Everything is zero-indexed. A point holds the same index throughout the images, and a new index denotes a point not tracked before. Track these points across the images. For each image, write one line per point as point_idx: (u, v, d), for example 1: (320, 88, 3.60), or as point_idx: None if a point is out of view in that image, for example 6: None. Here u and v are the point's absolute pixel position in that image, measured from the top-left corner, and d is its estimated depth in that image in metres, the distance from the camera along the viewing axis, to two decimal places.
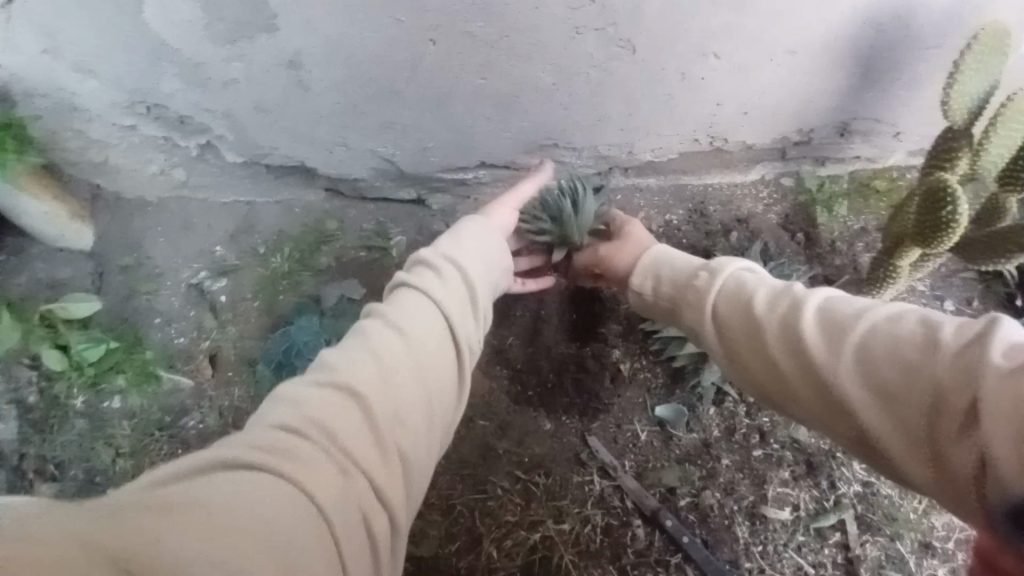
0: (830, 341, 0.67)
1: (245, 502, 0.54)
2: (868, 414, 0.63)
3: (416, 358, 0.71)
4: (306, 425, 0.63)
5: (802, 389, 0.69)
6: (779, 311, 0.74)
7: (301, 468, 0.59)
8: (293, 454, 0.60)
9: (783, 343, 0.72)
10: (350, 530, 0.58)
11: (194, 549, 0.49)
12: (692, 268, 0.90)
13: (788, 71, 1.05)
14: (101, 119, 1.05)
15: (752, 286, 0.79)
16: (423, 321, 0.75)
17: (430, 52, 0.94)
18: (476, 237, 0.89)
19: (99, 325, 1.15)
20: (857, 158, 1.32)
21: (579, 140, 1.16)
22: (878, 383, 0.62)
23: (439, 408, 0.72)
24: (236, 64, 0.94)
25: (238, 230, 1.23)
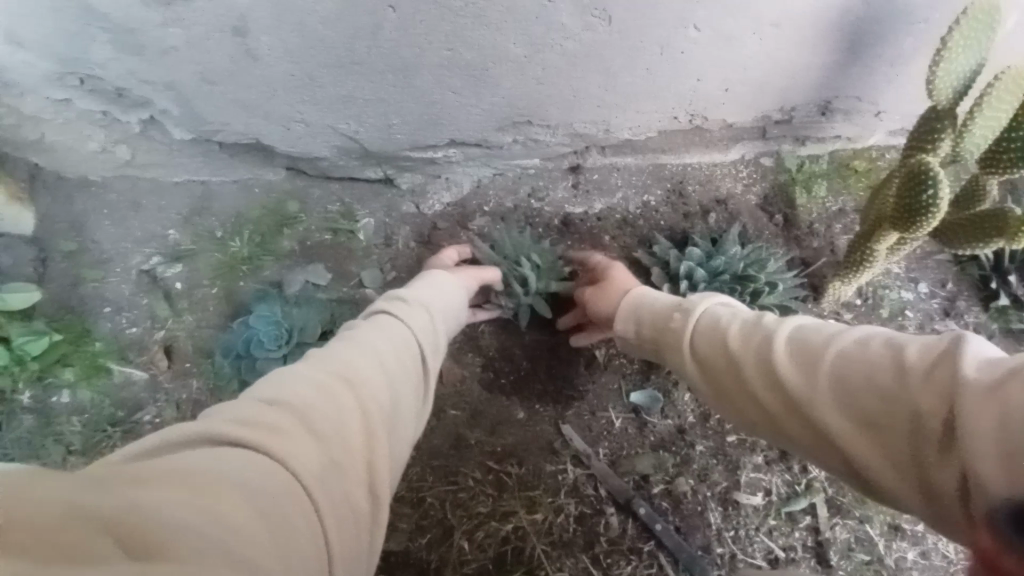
0: (805, 371, 0.66)
1: (225, 470, 0.48)
2: (852, 442, 0.61)
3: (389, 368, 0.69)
4: (288, 399, 0.58)
5: (789, 423, 0.68)
6: (755, 342, 0.73)
7: (285, 444, 0.53)
8: (276, 431, 0.54)
9: (764, 376, 0.70)
10: (334, 508, 0.52)
11: (179, 516, 0.43)
12: (670, 307, 0.90)
13: (772, 45, 1.01)
14: (31, 94, 0.97)
15: (727, 320, 0.79)
16: (395, 340, 0.74)
17: (391, 19, 0.87)
18: (438, 291, 0.91)
19: (43, 315, 1.08)
20: (838, 137, 1.29)
21: (554, 116, 1.11)
22: (858, 411, 0.60)
23: (409, 420, 0.68)
24: (174, 30, 0.85)
25: (192, 212, 1.16)
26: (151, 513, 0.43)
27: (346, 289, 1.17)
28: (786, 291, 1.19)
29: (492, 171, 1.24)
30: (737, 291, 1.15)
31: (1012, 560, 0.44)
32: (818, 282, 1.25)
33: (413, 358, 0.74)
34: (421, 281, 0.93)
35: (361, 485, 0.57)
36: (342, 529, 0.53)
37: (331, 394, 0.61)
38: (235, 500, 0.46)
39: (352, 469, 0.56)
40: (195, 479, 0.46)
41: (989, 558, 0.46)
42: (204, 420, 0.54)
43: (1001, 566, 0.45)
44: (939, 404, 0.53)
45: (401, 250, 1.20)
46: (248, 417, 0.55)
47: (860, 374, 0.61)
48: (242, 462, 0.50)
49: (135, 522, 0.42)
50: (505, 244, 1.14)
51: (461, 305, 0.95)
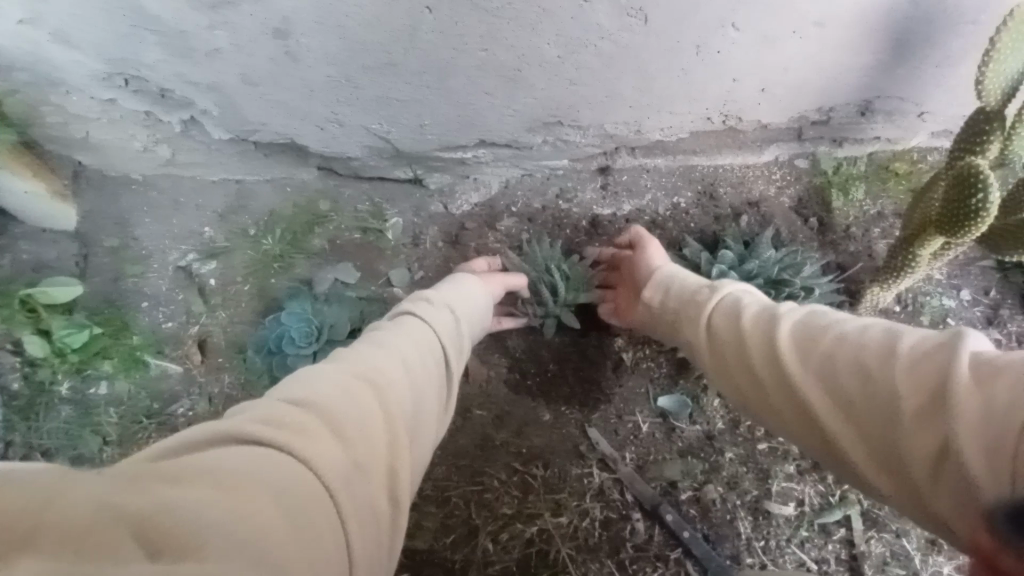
0: (801, 351, 0.67)
1: (255, 469, 0.49)
2: (833, 423, 0.62)
3: (412, 371, 0.71)
4: (318, 399, 0.59)
5: (776, 400, 0.69)
6: (761, 322, 0.74)
7: (313, 443, 0.54)
8: (304, 431, 0.55)
9: (763, 356, 0.71)
10: (360, 513, 0.53)
11: (214, 516, 0.43)
12: (697, 284, 0.90)
13: (813, 45, 0.98)
14: (79, 92, 0.99)
15: (745, 301, 0.79)
16: (418, 343, 0.75)
17: (427, 21, 0.87)
18: (463, 295, 0.92)
19: (85, 308, 1.12)
20: (877, 139, 1.25)
21: (585, 117, 1.10)
22: (841, 394, 0.61)
23: (426, 428, 0.69)
24: (218, 33, 0.87)
25: (228, 210, 1.18)
26: (187, 510, 0.42)
27: (375, 288, 1.18)
28: (821, 297, 1.15)
29: (521, 172, 1.23)
30: (772, 296, 1.12)
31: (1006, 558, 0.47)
32: (854, 288, 1.21)
33: (435, 362, 0.76)
34: (449, 284, 0.94)
35: (383, 491, 0.57)
36: (366, 533, 0.53)
37: (356, 397, 0.62)
38: (266, 500, 0.47)
39: (375, 472, 0.57)
40: (228, 478, 0.47)
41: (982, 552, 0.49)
42: (241, 418, 0.54)
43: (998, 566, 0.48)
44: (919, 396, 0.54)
45: (429, 249, 1.21)
46: (276, 417, 0.55)
47: (847, 360, 0.62)
48: (273, 460, 0.51)
49: (170, 522, 0.41)
50: (525, 255, 1.15)
51: (487, 311, 0.97)
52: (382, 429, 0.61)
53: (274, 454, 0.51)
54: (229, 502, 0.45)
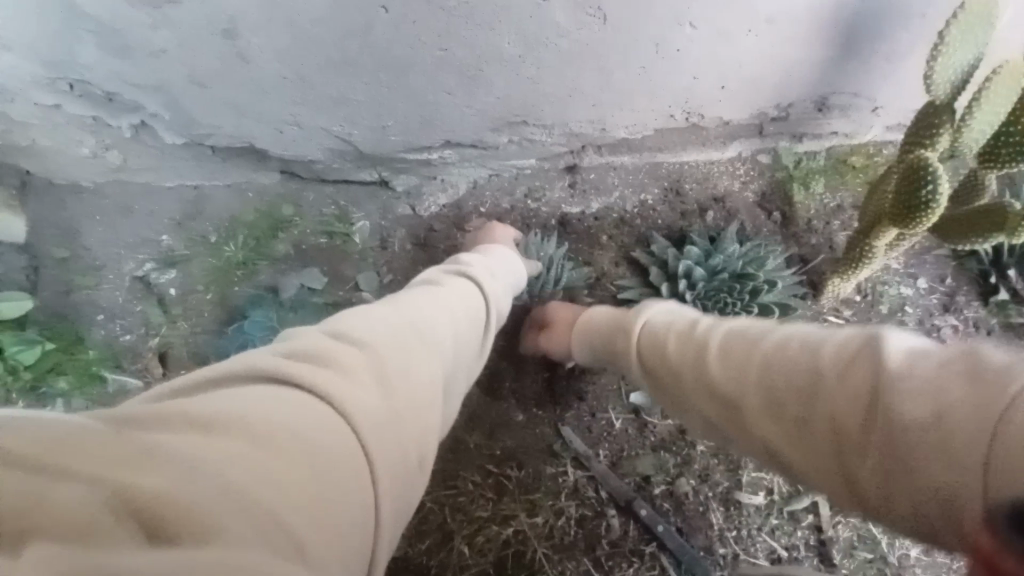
0: (736, 377, 0.67)
1: (291, 424, 0.46)
2: (794, 451, 0.62)
3: (455, 328, 0.70)
4: (357, 339, 0.57)
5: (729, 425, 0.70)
6: (687, 353, 0.74)
7: (355, 396, 0.51)
8: (345, 377, 0.52)
9: (694, 384, 0.73)
10: (389, 476, 0.51)
11: (235, 485, 0.41)
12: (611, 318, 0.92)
13: (770, 40, 1.00)
14: (21, 98, 0.95)
15: (663, 333, 0.79)
16: (463, 302, 0.75)
17: (382, 19, 0.86)
18: (506, 262, 0.95)
19: (36, 324, 1.07)
20: (835, 134, 1.29)
21: (549, 115, 1.10)
22: (791, 423, 0.61)
23: (453, 384, 0.67)
24: (163, 33, 0.84)
25: (186, 217, 1.14)
26: (207, 481, 0.40)
27: (342, 293, 1.16)
28: (785, 289, 1.18)
29: (488, 172, 1.23)
30: (736, 289, 1.14)
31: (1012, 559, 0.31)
32: (817, 280, 1.24)
33: (477, 322, 0.75)
34: (486, 251, 0.96)
35: (415, 451, 0.55)
36: (395, 496, 0.52)
37: (398, 346, 0.59)
38: (296, 458, 0.45)
39: (407, 430, 0.54)
40: (259, 428, 0.45)
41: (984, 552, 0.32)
42: (263, 356, 0.52)
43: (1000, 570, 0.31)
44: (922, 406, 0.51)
45: (398, 252, 1.19)
46: (314, 353, 0.53)
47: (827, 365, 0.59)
48: (303, 411, 0.48)
49: (192, 500, 0.39)
50: (532, 241, 1.15)
51: (523, 278, 0.99)
52: (418, 385, 0.59)
53: (314, 407, 0.49)
54: (257, 470, 0.43)
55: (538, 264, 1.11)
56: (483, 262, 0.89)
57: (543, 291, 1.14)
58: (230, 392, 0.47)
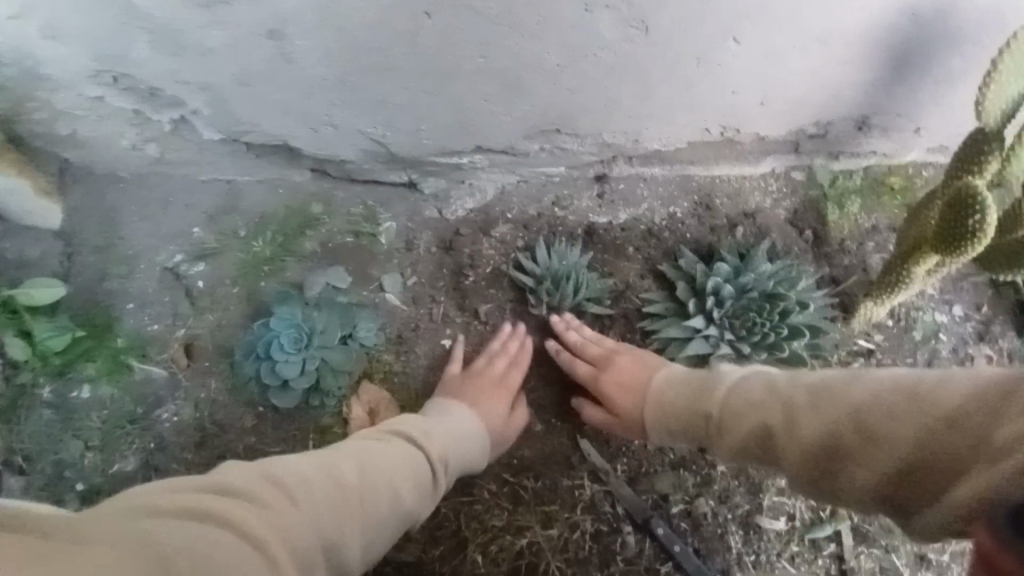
0: (812, 409, 0.71)
1: (231, 519, 0.61)
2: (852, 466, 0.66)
3: (399, 464, 0.81)
4: (328, 463, 0.75)
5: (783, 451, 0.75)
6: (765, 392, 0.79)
7: (280, 515, 0.65)
8: (280, 502, 0.66)
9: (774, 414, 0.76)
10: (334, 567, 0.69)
11: (238, 556, 0.58)
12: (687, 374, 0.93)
13: (815, 58, 0.98)
14: (66, 89, 0.96)
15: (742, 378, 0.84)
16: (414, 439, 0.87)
17: (425, 26, 0.86)
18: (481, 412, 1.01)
19: (68, 310, 1.09)
20: (873, 153, 1.26)
21: (584, 125, 1.09)
22: (857, 439, 0.65)
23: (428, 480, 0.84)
24: (210, 32, 0.85)
25: (218, 211, 1.16)
26: (219, 549, 0.57)
27: (366, 293, 1.17)
28: (816, 311, 1.16)
29: (517, 178, 1.22)
30: (766, 309, 1.12)
31: (1011, 559, 0.35)
32: (847, 302, 1.22)
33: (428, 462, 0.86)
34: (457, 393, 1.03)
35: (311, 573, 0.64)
36: None
37: (368, 454, 0.79)
38: (277, 547, 0.62)
39: (360, 527, 0.72)
40: (251, 514, 0.63)
41: (985, 553, 0.37)
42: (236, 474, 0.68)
43: (1000, 568, 0.36)
44: (922, 427, 0.60)
45: (423, 255, 1.19)
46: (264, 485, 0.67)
47: (848, 395, 0.68)
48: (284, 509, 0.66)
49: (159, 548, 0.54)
50: (555, 248, 1.15)
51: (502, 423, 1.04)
52: (381, 488, 0.77)
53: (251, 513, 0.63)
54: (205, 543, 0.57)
55: (562, 274, 1.13)
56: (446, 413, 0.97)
57: (560, 297, 1.14)
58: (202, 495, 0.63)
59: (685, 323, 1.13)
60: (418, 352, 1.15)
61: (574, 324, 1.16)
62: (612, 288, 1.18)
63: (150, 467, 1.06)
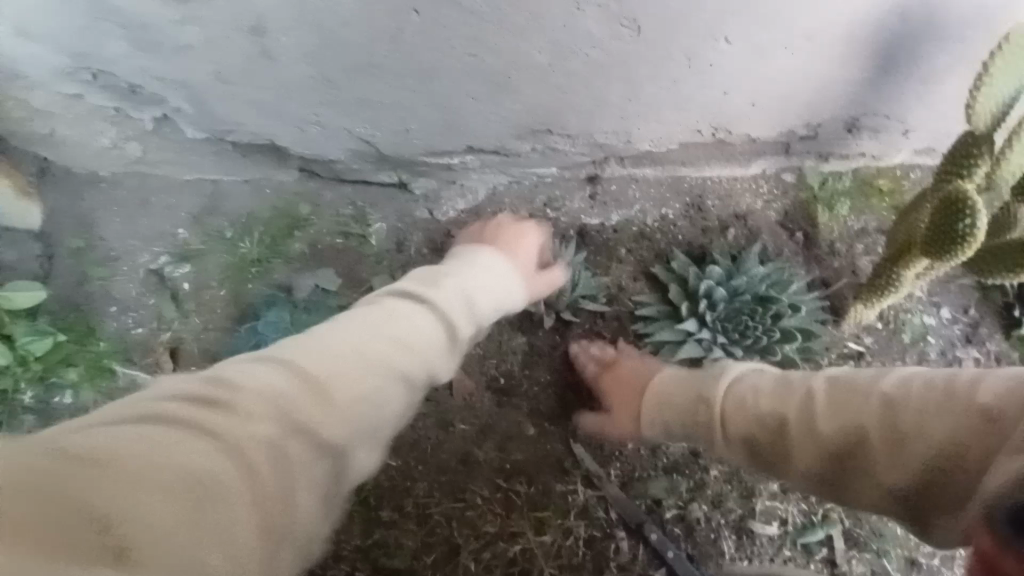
0: (837, 407, 0.74)
1: (173, 459, 0.50)
2: (872, 462, 0.70)
3: (391, 337, 0.68)
4: (293, 364, 0.62)
5: (799, 448, 0.77)
6: (785, 396, 0.80)
7: (236, 433, 0.55)
8: (232, 412, 0.56)
9: (792, 411, 0.78)
10: (317, 461, 0.60)
11: (161, 505, 0.47)
12: (686, 385, 0.91)
13: (807, 59, 0.98)
14: (40, 86, 0.93)
15: (755, 380, 0.85)
16: (403, 317, 0.72)
17: (413, 23, 0.84)
18: (494, 286, 0.89)
19: (47, 314, 1.06)
20: (862, 155, 1.26)
21: (575, 125, 1.08)
22: (884, 437, 0.69)
23: (435, 349, 0.72)
24: (190, 29, 0.82)
25: (203, 212, 1.13)
26: (149, 499, 0.47)
27: (356, 295, 1.15)
28: (807, 314, 1.17)
29: (508, 178, 1.21)
30: (758, 314, 1.13)
31: (1012, 560, 0.45)
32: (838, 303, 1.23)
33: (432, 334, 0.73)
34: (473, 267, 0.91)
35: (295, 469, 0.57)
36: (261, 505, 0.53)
37: (350, 337, 0.67)
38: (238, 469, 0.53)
39: (338, 424, 0.61)
40: (213, 440, 0.53)
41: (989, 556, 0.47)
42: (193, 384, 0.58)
43: (1001, 568, 0.46)
44: (950, 427, 0.64)
45: (413, 256, 1.18)
46: (216, 396, 0.57)
47: (870, 396, 0.71)
48: (232, 424, 0.55)
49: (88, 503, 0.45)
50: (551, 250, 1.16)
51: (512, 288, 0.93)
52: (360, 375, 0.64)
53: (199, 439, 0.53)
54: (130, 492, 0.47)
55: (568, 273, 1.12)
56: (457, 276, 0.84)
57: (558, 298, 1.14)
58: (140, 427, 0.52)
59: (678, 327, 1.13)
60: None
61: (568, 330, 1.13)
62: (605, 289, 1.17)
63: None
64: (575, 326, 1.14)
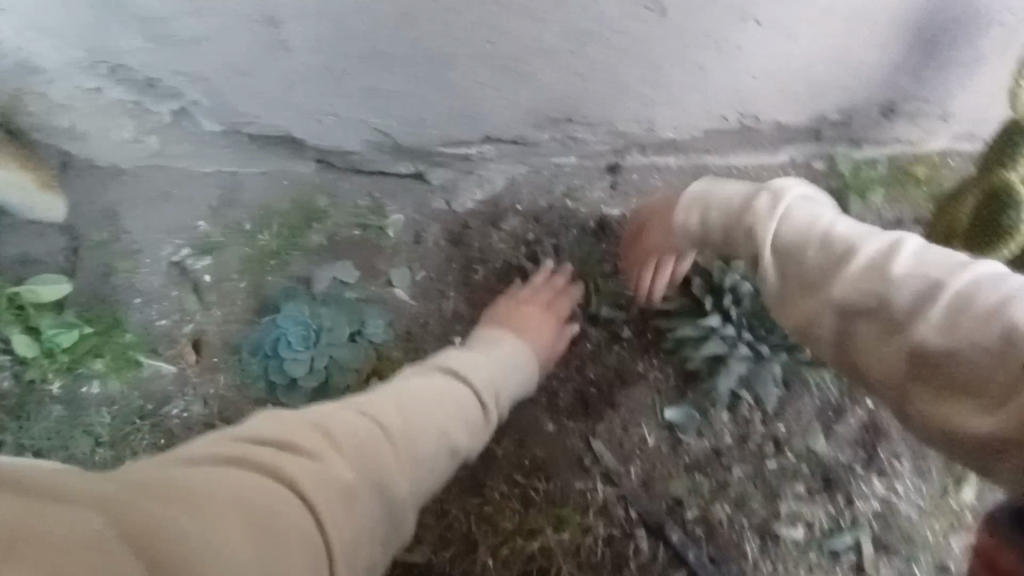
0: (919, 299, 0.63)
1: (237, 491, 0.54)
2: (928, 375, 0.61)
3: (436, 400, 0.76)
4: (368, 413, 0.69)
5: (859, 328, 0.67)
6: (841, 259, 0.70)
7: (301, 470, 0.59)
8: (297, 451, 0.60)
9: (853, 284, 0.67)
10: (387, 518, 0.62)
11: (222, 536, 0.51)
12: (744, 194, 0.84)
13: (841, 39, 0.93)
14: (61, 80, 0.94)
15: (823, 221, 0.74)
16: (434, 384, 0.79)
17: (428, 9, 0.82)
18: (510, 360, 0.94)
19: (74, 306, 1.08)
20: (898, 141, 1.20)
21: (595, 114, 1.05)
22: (959, 353, 0.59)
23: (474, 412, 0.80)
24: (206, 20, 0.82)
25: (222, 204, 1.13)
26: (213, 533, 0.50)
27: (373, 288, 1.15)
28: None
29: (527, 169, 1.18)
30: None
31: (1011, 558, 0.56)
32: None
33: (468, 406, 0.80)
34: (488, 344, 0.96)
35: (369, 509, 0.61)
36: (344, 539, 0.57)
37: (404, 396, 0.74)
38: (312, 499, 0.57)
39: (406, 464, 0.66)
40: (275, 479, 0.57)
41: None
42: (259, 425, 0.63)
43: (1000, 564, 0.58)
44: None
45: (431, 248, 1.17)
46: (278, 440, 0.61)
47: (902, 301, 0.64)
48: (304, 465, 0.59)
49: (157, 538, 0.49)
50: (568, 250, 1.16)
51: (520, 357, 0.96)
52: (417, 428, 0.70)
53: (263, 477, 0.57)
54: (209, 520, 0.51)
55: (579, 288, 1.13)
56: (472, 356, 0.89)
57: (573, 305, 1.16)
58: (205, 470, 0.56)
59: (700, 322, 1.09)
60: (428, 349, 1.13)
61: (584, 330, 1.12)
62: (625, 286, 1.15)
63: None
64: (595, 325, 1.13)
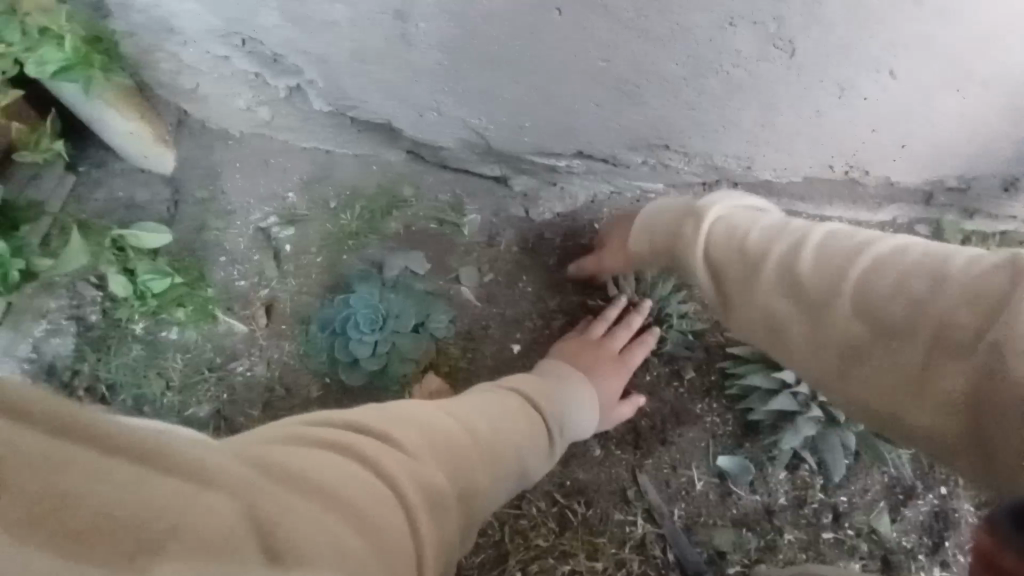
0: (823, 288, 0.61)
1: (334, 475, 0.52)
2: (880, 363, 0.57)
3: (510, 420, 0.78)
4: (458, 417, 0.71)
5: (801, 338, 0.64)
6: (777, 252, 0.67)
7: (397, 460, 0.58)
8: (392, 441, 0.61)
9: (776, 275, 0.66)
10: (462, 524, 0.64)
11: (315, 511, 0.47)
12: (680, 212, 0.83)
13: (979, 104, 0.87)
14: (194, 44, 0.98)
15: (744, 227, 0.72)
16: (505, 403, 0.81)
17: (554, 22, 0.82)
18: (570, 391, 0.94)
19: (167, 255, 1.15)
20: (1014, 218, 1.12)
21: (695, 144, 1.02)
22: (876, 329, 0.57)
23: (542, 437, 0.81)
24: (339, 6, 0.85)
25: (314, 179, 1.18)
26: (309, 508, 0.47)
27: (442, 283, 1.17)
28: None
29: (610, 188, 1.17)
30: None
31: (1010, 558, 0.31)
32: None
33: (538, 427, 0.82)
34: (548, 371, 0.97)
35: (452, 520, 0.61)
36: (432, 543, 0.56)
37: (483, 411, 0.76)
38: (409, 490, 0.56)
39: (487, 474, 0.68)
40: (369, 461, 0.56)
41: (980, 549, 0.33)
42: (355, 417, 0.62)
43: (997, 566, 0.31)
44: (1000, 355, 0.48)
45: (502, 252, 1.18)
46: (371, 429, 0.61)
47: (809, 280, 0.63)
48: (399, 457, 0.59)
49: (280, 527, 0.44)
50: (641, 278, 1.12)
51: (579, 390, 0.96)
52: (498, 446, 0.73)
53: (356, 463, 0.56)
54: (312, 498, 0.49)
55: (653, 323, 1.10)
56: (535, 379, 0.91)
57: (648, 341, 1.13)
58: (298, 452, 0.54)
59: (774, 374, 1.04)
60: (484, 352, 1.15)
61: (643, 361, 1.08)
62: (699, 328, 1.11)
63: (220, 416, 1.11)
64: (664, 362, 1.09)
